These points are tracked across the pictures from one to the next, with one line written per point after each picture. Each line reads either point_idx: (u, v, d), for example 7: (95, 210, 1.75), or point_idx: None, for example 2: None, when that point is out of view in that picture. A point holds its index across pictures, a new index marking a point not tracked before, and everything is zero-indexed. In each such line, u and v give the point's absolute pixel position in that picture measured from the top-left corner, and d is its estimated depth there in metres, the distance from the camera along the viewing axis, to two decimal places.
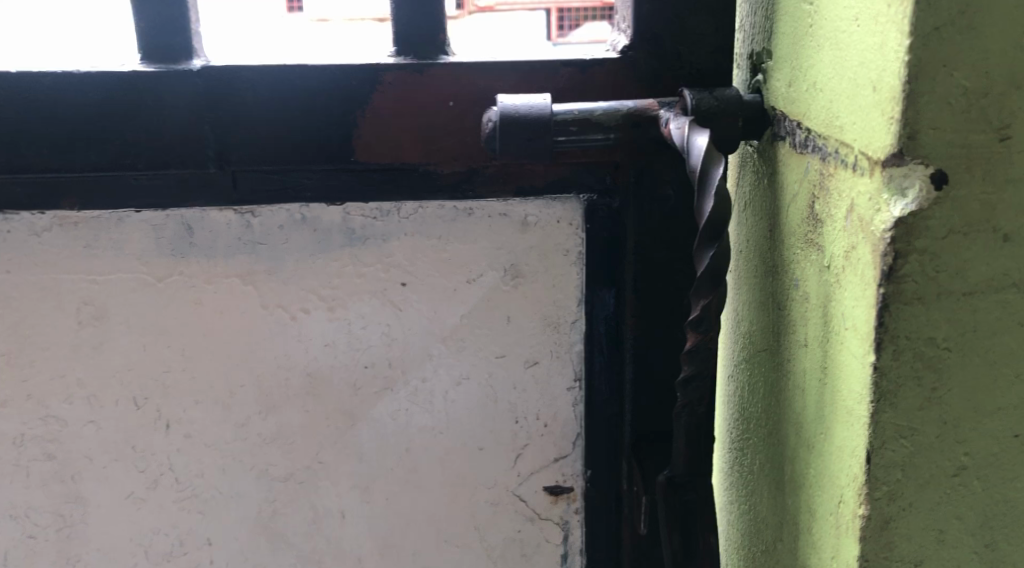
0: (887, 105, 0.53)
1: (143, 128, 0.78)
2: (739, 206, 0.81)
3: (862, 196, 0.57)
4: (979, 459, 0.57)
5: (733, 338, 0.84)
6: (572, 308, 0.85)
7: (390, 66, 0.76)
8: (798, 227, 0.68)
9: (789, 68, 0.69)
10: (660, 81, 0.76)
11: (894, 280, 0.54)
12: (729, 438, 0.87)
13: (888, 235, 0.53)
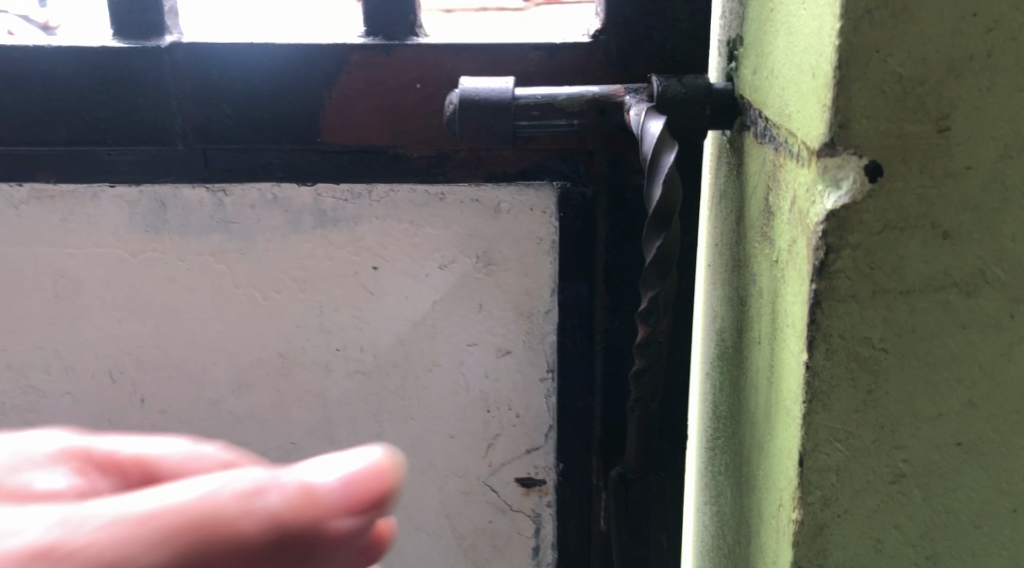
0: (822, 92, 0.51)
1: (114, 103, 0.79)
2: (715, 198, 0.78)
3: (803, 188, 0.54)
4: (919, 467, 0.54)
5: (709, 335, 0.82)
6: (545, 298, 0.83)
7: (356, 47, 0.76)
8: (757, 220, 0.65)
9: (755, 54, 0.66)
10: (631, 66, 0.74)
11: (825, 276, 0.52)
12: (704, 437, 0.84)
13: (820, 228, 0.51)
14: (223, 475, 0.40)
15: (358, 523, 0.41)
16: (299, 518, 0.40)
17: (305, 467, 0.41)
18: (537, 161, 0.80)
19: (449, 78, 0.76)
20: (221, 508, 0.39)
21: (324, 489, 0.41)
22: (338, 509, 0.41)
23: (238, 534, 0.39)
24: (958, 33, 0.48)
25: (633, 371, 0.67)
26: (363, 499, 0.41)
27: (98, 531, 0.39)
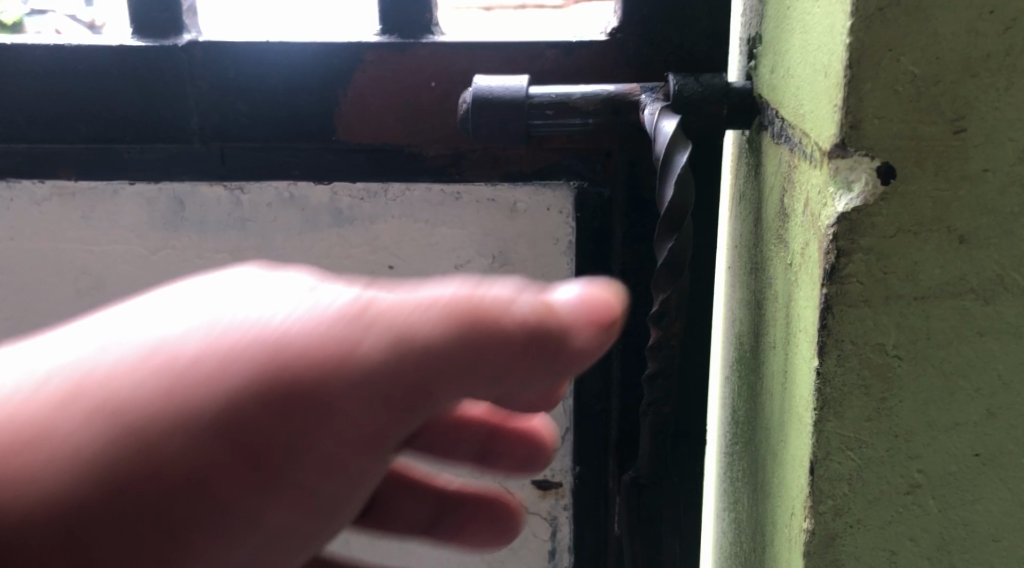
0: (833, 92, 0.49)
1: (133, 101, 0.79)
2: (735, 199, 0.77)
3: (815, 190, 0.53)
4: (935, 477, 0.53)
5: (729, 338, 0.81)
6: None
7: (372, 45, 0.75)
8: (773, 222, 0.64)
9: (772, 53, 0.65)
10: (649, 65, 0.73)
11: (837, 280, 0.50)
12: (723, 442, 0.83)
13: (831, 232, 0.50)
14: (492, 279, 0.51)
15: (596, 339, 0.51)
16: (550, 319, 0.50)
17: (559, 289, 0.51)
18: (553, 160, 0.79)
19: (465, 76, 0.75)
20: (486, 302, 0.50)
21: (565, 308, 0.51)
22: (579, 320, 0.51)
23: (504, 322, 0.50)
24: (974, 32, 0.47)
25: (645, 374, 0.66)
26: (597, 316, 0.51)
27: (398, 304, 0.50)
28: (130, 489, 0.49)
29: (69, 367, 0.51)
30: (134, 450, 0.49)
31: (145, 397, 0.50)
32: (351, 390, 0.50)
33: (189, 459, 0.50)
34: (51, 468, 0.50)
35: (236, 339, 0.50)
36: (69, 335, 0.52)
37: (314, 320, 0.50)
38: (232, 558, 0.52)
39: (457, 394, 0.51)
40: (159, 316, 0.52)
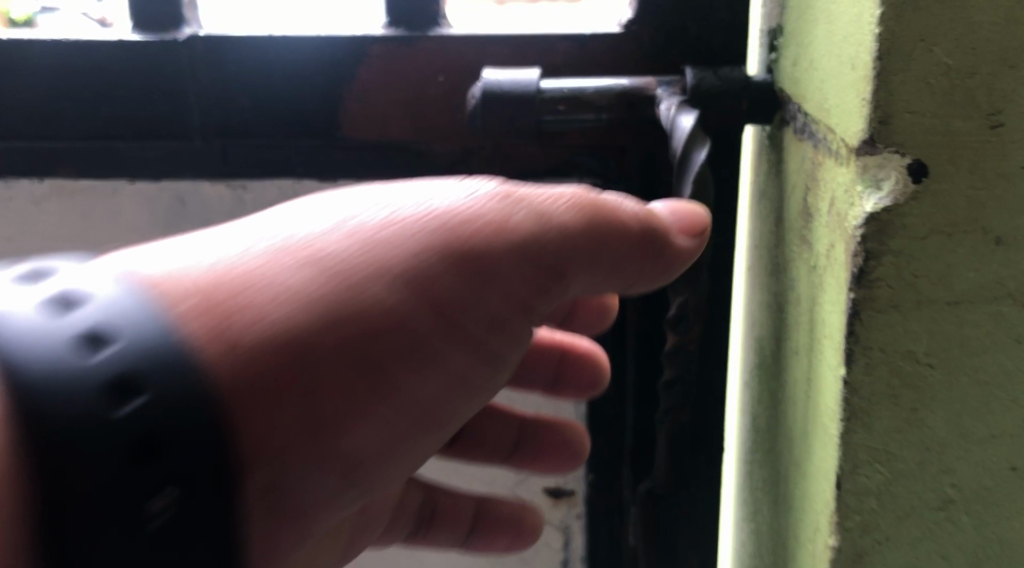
0: (861, 84, 0.46)
1: (133, 95, 0.76)
2: (755, 198, 0.74)
3: (841, 189, 0.50)
4: (969, 492, 0.50)
5: (749, 342, 0.78)
6: None
7: (377, 38, 0.73)
8: (796, 222, 0.61)
9: (795, 45, 0.62)
10: (665, 58, 0.70)
11: (865, 284, 0.47)
12: (743, 449, 0.80)
13: (859, 233, 0.47)
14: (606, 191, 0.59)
15: (692, 245, 0.58)
16: (670, 223, 0.57)
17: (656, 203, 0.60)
18: (566, 157, 0.76)
19: (473, 70, 0.73)
20: (608, 200, 0.57)
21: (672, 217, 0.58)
22: (678, 230, 0.58)
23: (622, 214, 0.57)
24: (1013, 20, 0.44)
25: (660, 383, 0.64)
26: (695, 223, 0.58)
27: (544, 194, 0.56)
28: (350, 328, 0.51)
29: (238, 246, 0.51)
30: (349, 295, 0.51)
31: (339, 252, 0.52)
32: (524, 254, 0.55)
33: (390, 310, 0.52)
34: (266, 311, 0.49)
35: (405, 215, 0.54)
36: (199, 236, 0.52)
37: (468, 204, 0.55)
38: (409, 410, 0.54)
39: (595, 270, 0.56)
40: (315, 210, 0.54)
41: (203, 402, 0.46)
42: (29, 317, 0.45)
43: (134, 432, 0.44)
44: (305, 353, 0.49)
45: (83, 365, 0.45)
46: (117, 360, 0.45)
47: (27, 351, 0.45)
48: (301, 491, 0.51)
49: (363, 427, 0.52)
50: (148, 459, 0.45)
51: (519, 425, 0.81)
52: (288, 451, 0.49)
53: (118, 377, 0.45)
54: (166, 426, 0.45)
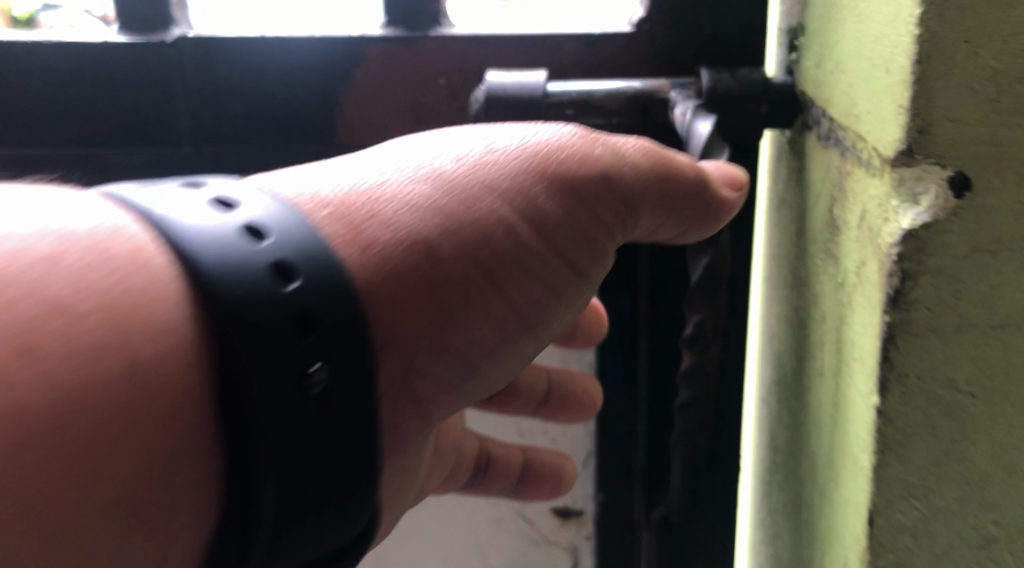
0: (897, 91, 0.43)
1: (119, 101, 0.71)
2: (773, 205, 0.70)
3: (874, 202, 0.46)
4: (1012, 530, 0.46)
5: (766, 356, 0.74)
6: None
7: (375, 38, 0.69)
8: (820, 234, 0.57)
9: (817, 46, 0.58)
10: (678, 59, 0.67)
11: (901, 306, 0.44)
12: (760, 468, 0.76)
13: (895, 251, 0.43)
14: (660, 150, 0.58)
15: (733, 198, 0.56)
16: (715, 179, 0.55)
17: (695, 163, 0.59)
18: None
19: (476, 72, 0.69)
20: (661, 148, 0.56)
21: (717, 174, 0.56)
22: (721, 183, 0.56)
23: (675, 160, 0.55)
24: None
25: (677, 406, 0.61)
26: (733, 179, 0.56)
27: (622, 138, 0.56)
28: (472, 230, 0.51)
29: (364, 173, 0.51)
30: (474, 200, 0.51)
31: (460, 167, 0.52)
32: (615, 175, 0.54)
33: (505, 220, 0.51)
34: (395, 215, 0.50)
35: (513, 140, 0.54)
36: (317, 168, 0.52)
37: (555, 138, 0.54)
38: (514, 316, 0.52)
39: (664, 212, 0.55)
40: (424, 143, 0.54)
41: (340, 291, 0.46)
42: (198, 216, 0.44)
43: (293, 313, 0.44)
44: (433, 251, 0.50)
45: (252, 250, 0.44)
46: (276, 247, 0.45)
47: (198, 235, 0.44)
48: (425, 381, 0.51)
49: (486, 324, 0.52)
50: (304, 336, 0.44)
51: (546, 379, 0.75)
52: (416, 338, 0.49)
53: (276, 262, 0.44)
54: (320, 311, 0.45)
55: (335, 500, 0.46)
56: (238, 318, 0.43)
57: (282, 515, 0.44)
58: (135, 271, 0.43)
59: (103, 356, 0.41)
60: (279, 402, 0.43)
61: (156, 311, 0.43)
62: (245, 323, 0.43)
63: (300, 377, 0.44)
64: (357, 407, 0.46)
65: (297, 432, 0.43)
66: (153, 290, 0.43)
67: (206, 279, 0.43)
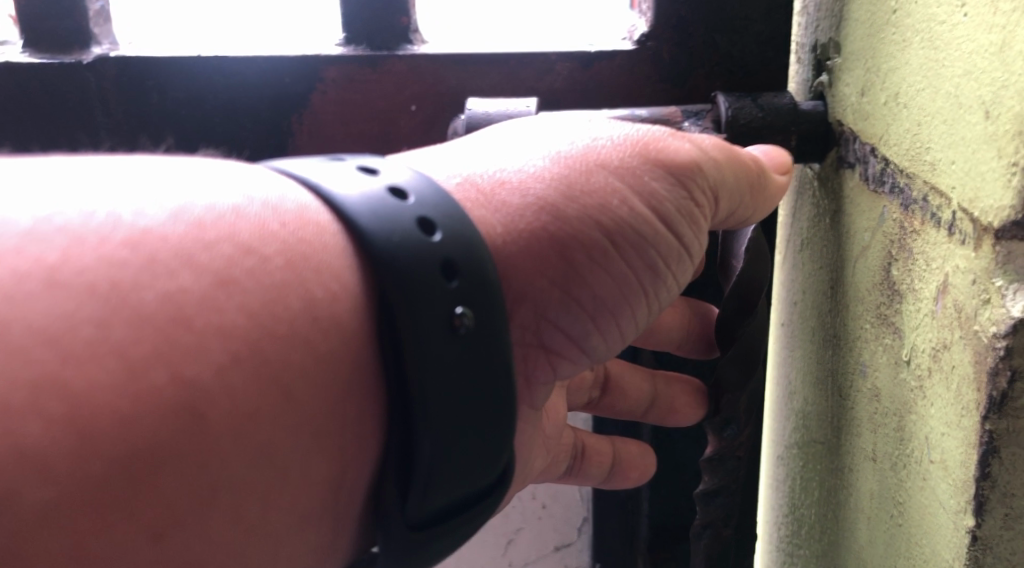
0: (1007, 142, 0.34)
1: (24, 136, 0.58)
2: (794, 245, 0.61)
3: (961, 275, 0.37)
4: None
5: (784, 414, 0.65)
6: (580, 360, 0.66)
7: (332, 58, 0.58)
8: (869, 294, 0.48)
9: (861, 68, 0.49)
10: (688, 80, 0.57)
11: (1008, 413, 0.35)
12: (779, 536, 0.68)
13: (1001, 345, 0.35)
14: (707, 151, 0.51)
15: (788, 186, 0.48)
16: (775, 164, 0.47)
17: None
18: None
19: (451, 97, 0.58)
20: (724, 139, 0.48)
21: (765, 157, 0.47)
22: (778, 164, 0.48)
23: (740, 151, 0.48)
24: None
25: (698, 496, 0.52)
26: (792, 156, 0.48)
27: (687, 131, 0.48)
28: (604, 188, 0.42)
29: (503, 140, 0.44)
30: (603, 157, 0.43)
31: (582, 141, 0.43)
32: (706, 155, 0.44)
33: (623, 192, 0.42)
34: (521, 176, 0.42)
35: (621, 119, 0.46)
36: (458, 141, 0.45)
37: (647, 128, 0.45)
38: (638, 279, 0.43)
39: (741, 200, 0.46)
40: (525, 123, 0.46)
41: (472, 249, 0.38)
42: (348, 185, 0.38)
43: (437, 260, 0.37)
44: (560, 208, 0.41)
45: (398, 208, 0.38)
46: (419, 205, 0.38)
47: (349, 201, 0.38)
48: (568, 347, 0.42)
49: (625, 295, 0.42)
50: (449, 282, 0.37)
51: (651, 377, 0.57)
52: (550, 304, 0.41)
53: (416, 218, 0.38)
54: (464, 261, 0.38)
55: (492, 453, 0.39)
56: (386, 267, 0.36)
57: (437, 467, 0.37)
58: (304, 225, 0.38)
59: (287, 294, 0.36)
60: (429, 352, 0.36)
61: (327, 256, 0.37)
62: (391, 274, 0.36)
63: (447, 322, 0.37)
64: (496, 362, 0.38)
65: (456, 377, 0.37)
66: (322, 242, 0.37)
67: (357, 233, 0.37)
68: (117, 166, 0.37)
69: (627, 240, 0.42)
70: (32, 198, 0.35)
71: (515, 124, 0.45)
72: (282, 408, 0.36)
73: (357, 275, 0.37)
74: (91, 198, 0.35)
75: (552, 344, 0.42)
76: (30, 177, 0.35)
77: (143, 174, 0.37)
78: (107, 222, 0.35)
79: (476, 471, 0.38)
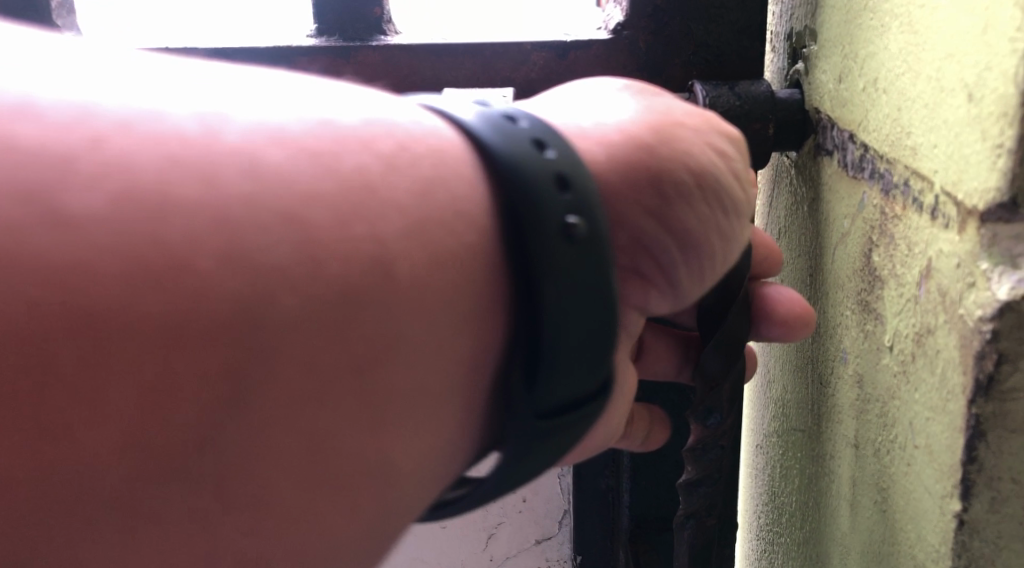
0: (992, 123, 0.34)
1: None
2: (772, 234, 0.61)
3: (945, 259, 0.37)
4: None
5: (763, 404, 0.65)
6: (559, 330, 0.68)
7: (304, 50, 0.57)
8: (849, 280, 0.48)
9: (838, 55, 0.49)
10: (664, 69, 0.57)
11: (995, 397, 0.35)
12: (758, 526, 0.68)
13: (987, 328, 0.35)
14: None
15: None
16: None
17: None
18: None
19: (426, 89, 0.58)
20: None
21: None
22: None
23: None
24: None
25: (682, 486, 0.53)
26: None
27: None
28: (692, 136, 0.42)
29: (579, 96, 0.44)
30: (690, 113, 0.43)
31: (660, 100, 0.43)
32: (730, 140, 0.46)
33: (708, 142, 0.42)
34: (617, 120, 0.42)
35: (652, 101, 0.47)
36: (522, 104, 0.45)
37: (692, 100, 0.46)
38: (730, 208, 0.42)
39: None
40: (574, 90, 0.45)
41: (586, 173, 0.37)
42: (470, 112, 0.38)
43: (552, 172, 0.36)
44: (650, 144, 0.41)
45: (513, 131, 0.37)
46: (533, 129, 0.38)
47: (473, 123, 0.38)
48: (655, 275, 0.42)
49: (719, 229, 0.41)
50: (563, 194, 0.36)
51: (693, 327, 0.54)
52: (649, 232, 0.40)
53: (531, 139, 0.37)
54: (580, 179, 0.37)
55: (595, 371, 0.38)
56: (505, 180, 0.36)
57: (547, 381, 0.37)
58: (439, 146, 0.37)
59: (438, 188, 0.35)
60: (546, 263, 0.35)
61: (457, 168, 0.36)
62: (510, 187, 0.36)
63: (561, 230, 0.35)
64: (606, 278, 0.37)
65: (570, 287, 0.36)
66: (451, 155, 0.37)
67: (483, 153, 0.37)
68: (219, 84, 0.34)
69: (714, 184, 0.41)
70: (230, 105, 0.33)
71: (595, 85, 0.45)
72: (450, 300, 0.35)
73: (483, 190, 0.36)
74: (295, 102, 0.34)
75: (641, 271, 0.41)
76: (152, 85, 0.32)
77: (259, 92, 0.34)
78: (308, 125, 0.34)
79: (585, 380, 0.37)
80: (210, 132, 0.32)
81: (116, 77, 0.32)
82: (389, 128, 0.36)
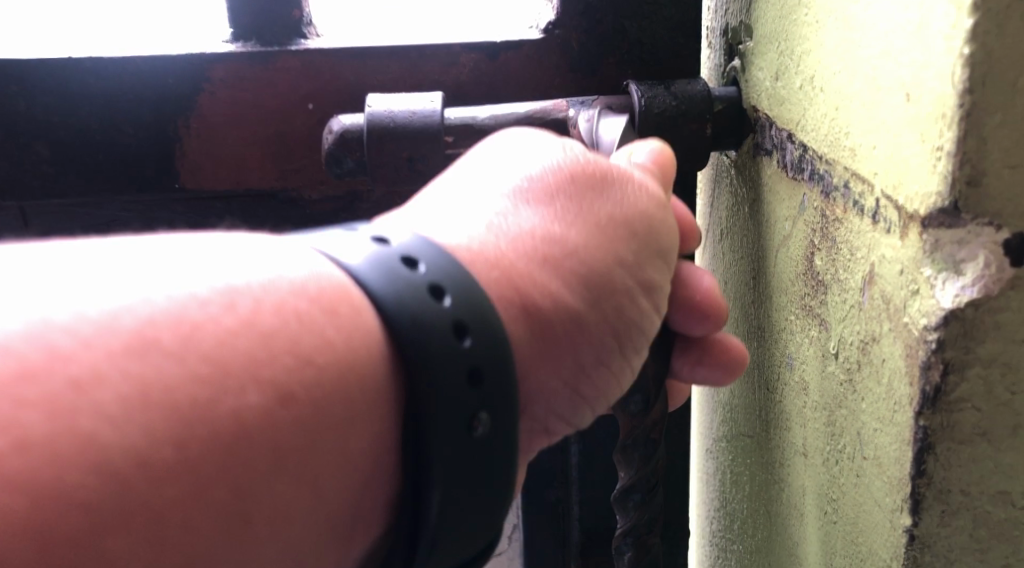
0: (931, 125, 0.32)
1: None
2: (717, 235, 0.60)
3: (888, 265, 0.36)
4: None
5: (711, 406, 0.64)
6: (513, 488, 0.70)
7: (220, 57, 0.53)
8: (792, 285, 0.47)
9: (773, 52, 0.48)
10: (599, 68, 0.55)
11: (941, 408, 0.34)
12: (712, 530, 0.67)
13: (931, 338, 0.33)
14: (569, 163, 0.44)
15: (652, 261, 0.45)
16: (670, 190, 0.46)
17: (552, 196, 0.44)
18: None
19: (353, 96, 0.55)
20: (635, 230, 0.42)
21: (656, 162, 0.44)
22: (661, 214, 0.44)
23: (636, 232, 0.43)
24: None
25: None
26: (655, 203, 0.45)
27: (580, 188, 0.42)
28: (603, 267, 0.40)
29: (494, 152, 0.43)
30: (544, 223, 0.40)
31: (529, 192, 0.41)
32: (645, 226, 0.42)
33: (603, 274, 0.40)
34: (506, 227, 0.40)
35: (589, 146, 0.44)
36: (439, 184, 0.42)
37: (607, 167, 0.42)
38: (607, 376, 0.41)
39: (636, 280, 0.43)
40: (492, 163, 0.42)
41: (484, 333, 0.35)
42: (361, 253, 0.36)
43: (449, 327, 0.34)
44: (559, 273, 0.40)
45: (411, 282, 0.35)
46: (431, 273, 0.35)
47: (359, 271, 0.35)
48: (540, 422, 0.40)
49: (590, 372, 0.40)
50: (461, 342, 0.34)
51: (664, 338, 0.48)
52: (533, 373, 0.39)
53: (427, 284, 0.35)
54: (483, 356, 0.35)
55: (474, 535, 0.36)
56: (403, 336, 0.34)
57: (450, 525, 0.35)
58: (338, 304, 0.35)
59: (348, 366, 0.34)
60: (446, 449, 0.34)
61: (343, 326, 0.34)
62: (411, 337, 0.34)
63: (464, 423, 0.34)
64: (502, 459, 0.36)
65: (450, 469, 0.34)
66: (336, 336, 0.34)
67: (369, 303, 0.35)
68: (120, 257, 0.33)
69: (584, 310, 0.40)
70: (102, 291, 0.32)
71: (518, 133, 0.44)
72: None
73: (384, 350, 0.35)
74: (181, 278, 0.33)
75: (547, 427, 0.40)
76: (37, 266, 0.32)
77: (152, 262, 0.33)
78: (194, 297, 0.33)
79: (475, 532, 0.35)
80: (143, 327, 0.31)
81: (78, 279, 0.32)
82: (281, 276, 0.35)
